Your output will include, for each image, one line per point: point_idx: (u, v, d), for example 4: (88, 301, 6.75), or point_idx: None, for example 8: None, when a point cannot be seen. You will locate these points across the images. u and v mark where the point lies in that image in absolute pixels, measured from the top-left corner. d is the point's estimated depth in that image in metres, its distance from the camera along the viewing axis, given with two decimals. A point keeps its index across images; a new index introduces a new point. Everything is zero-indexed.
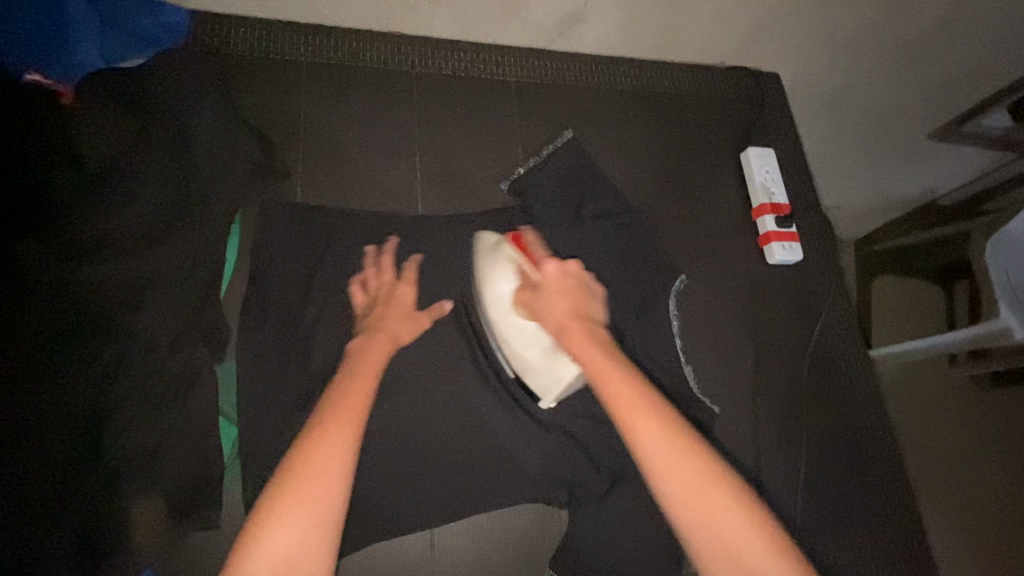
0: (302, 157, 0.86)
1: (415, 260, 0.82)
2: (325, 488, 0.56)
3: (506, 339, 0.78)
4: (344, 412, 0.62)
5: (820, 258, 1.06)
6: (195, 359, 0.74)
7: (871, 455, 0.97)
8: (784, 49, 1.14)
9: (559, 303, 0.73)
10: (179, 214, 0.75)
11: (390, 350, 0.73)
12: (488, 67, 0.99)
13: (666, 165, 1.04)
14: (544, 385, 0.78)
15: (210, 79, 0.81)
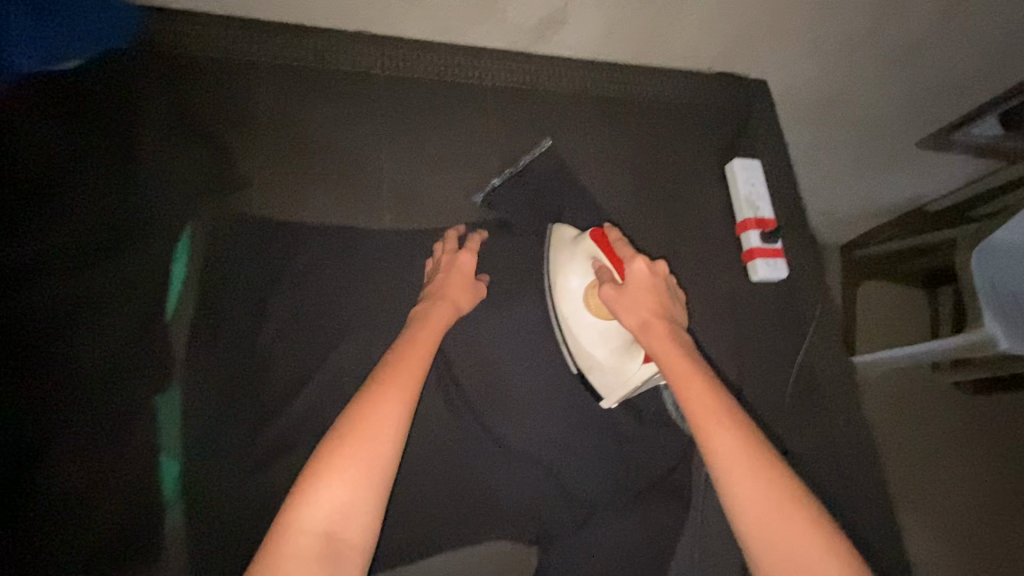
0: (258, 167, 0.80)
1: (481, 233, 0.84)
2: (369, 454, 0.59)
3: (577, 334, 0.80)
4: (396, 378, 0.64)
5: (807, 275, 1.03)
6: (136, 388, 0.68)
7: (856, 481, 0.93)
8: (774, 56, 1.10)
9: (646, 302, 0.74)
10: (129, 227, 0.73)
11: (452, 315, 0.75)
12: (464, 70, 0.94)
13: (648, 176, 1.00)
14: (609, 383, 0.79)
15: (162, 88, 0.79)
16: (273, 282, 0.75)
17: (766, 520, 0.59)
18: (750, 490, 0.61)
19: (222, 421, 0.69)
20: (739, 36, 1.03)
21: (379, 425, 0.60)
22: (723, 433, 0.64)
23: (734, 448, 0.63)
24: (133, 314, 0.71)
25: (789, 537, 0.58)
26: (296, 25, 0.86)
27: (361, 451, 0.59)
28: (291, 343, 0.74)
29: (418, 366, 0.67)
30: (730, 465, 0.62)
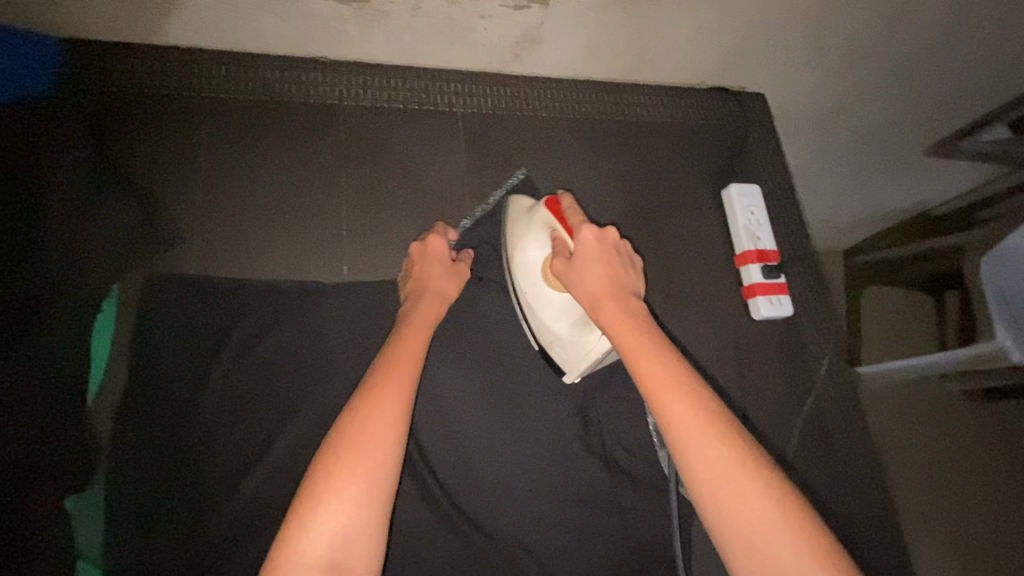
0: (198, 216, 0.71)
1: (442, 225, 0.75)
2: (370, 461, 0.51)
3: (536, 309, 0.71)
4: (392, 374, 0.57)
5: (812, 310, 0.94)
6: (42, 496, 0.58)
7: (873, 539, 0.85)
8: (771, 70, 1.01)
9: (595, 274, 0.62)
10: (32, 301, 0.62)
11: (439, 313, 0.67)
12: (429, 97, 0.85)
13: (636, 207, 0.92)
14: (569, 358, 0.72)
15: (80, 133, 0.69)
16: (214, 350, 0.66)
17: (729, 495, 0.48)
18: (717, 473, 0.48)
19: (152, 515, 0.61)
20: (733, 50, 0.94)
21: (378, 430, 0.52)
22: (680, 405, 0.51)
23: (695, 424, 0.50)
24: (34, 392, 0.60)
25: (758, 534, 0.47)
26: (243, 54, 0.78)
27: (369, 456, 0.51)
28: (235, 421, 0.65)
29: (416, 363, 0.60)
30: (688, 440, 0.50)
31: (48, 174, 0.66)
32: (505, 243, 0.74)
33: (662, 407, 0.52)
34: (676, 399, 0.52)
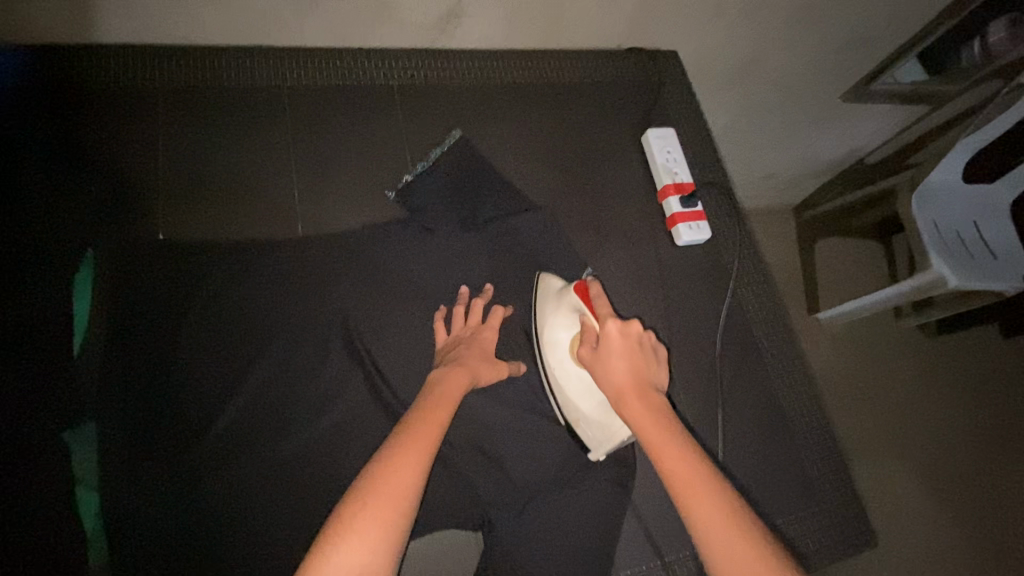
0: (164, 187, 0.80)
1: (502, 310, 0.83)
2: (392, 505, 0.55)
3: (564, 387, 0.78)
4: (418, 438, 0.61)
5: (730, 235, 1.05)
6: (45, 427, 0.67)
7: (794, 425, 0.98)
8: (681, 27, 1.10)
9: (618, 367, 0.70)
10: (22, 265, 0.72)
11: (467, 386, 0.72)
12: (366, 73, 0.93)
13: (566, 157, 1.01)
14: (596, 437, 0.76)
15: (50, 125, 0.78)
16: (187, 300, 0.75)
17: (745, 570, 0.55)
18: (733, 557, 0.55)
19: (139, 443, 0.69)
20: (643, 10, 1.04)
21: (399, 482, 0.56)
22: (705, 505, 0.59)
23: (716, 518, 0.58)
24: (30, 337, 0.70)
25: None
26: (187, 45, 0.85)
27: (385, 503, 0.54)
28: (214, 362, 0.74)
29: (437, 430, 0.63)
30: (707, 529, 0.58)
31: (26, 162, 0.76)
32: (537, 322, 0.82)
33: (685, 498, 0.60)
34: (697, 493, 0.60)
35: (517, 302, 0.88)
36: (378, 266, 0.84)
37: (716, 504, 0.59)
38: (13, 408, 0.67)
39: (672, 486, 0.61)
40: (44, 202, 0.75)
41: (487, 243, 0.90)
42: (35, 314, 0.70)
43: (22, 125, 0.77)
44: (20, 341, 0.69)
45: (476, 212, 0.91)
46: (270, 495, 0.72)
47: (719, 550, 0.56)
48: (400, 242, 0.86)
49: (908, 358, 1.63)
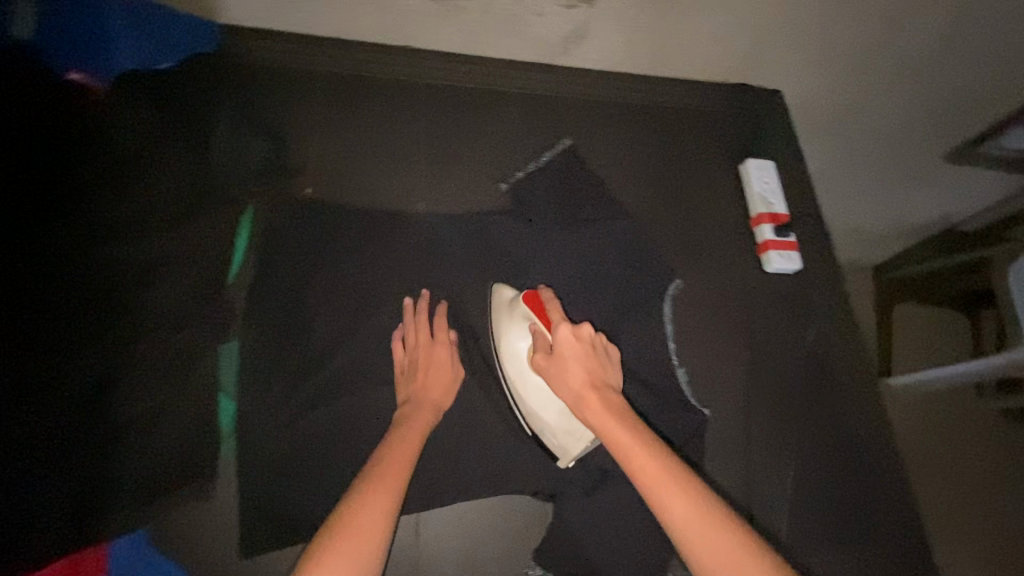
0: (310, 154, 0.90)
1: (444, 306, 0.86)
2: (360, 544, 0.62)
3: (525, 396, 0.81)
4: (383, 478, 0.68)
5: (820, 270, 1.06)
6: (198, 337, 0.77)
7: (869, 468, 0.96)
8: (789, 68, 1.15)
9: (574, 372, 0.76)
10: (197, 200, 0.83)
11: (433, 418, 0.77)
12: (493, 78, 1.02)
13: (665, 175, 1.06)
14: (562, 443, 0.79)
15: (232, 89, 0.90)
16: (317, 255, 0.84)
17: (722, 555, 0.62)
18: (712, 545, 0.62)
19: (267, 370, 0.78)
20: (754, 48, 1.10)
21: (365, 525, 0.64)
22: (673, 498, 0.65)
23: (688, 512, 0.64)
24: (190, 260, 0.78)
25: None
26: (348, 40, 0.97)
27: (355, 546, 0.62)
28: (335, 309, 0.82)
29: (405, 466, 0.70)
30: (689, 534, 0.63)
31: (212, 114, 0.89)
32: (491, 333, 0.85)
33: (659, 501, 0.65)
34: (675, 501, 0.64)
35: (602, 301, 0.94)
36: (482, 249, 0.91)
37: (681, 498, 0.65)
38: (173, 320, 0.76)
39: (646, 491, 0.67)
40: (222, 153, 0.87)
41: (584, 241, 0.95)
42: (169, 285, 0.77)
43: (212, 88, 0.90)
44: (152, 311, 0.75)
45: (576, 212, 0.97)
46: (368, 435, 0.79)
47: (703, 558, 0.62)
48: (505, 230, 0.93)
49: (991, 435, 1.54)
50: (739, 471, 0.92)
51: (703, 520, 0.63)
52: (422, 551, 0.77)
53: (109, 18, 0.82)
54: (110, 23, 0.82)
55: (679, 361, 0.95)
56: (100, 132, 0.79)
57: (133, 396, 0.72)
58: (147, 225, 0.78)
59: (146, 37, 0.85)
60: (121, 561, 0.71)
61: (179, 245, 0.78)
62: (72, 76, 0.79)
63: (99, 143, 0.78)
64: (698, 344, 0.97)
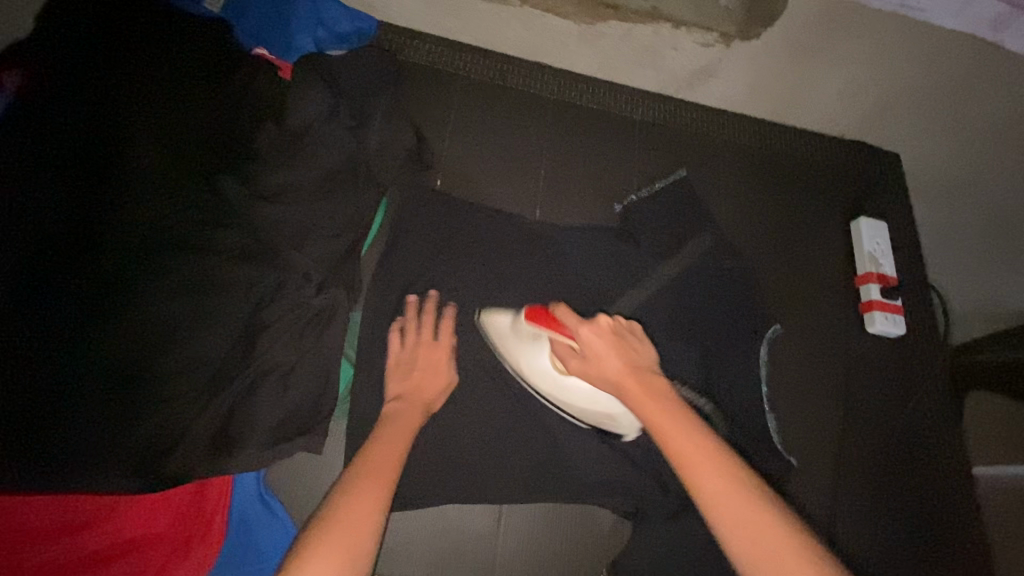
0: (444, 150, 0.96)
1: (450, 311, 0.82)
2: (351, 536, 0.57)
3: (570, 397, 0.77)
4: (375, 470, 0.64)
5: (920, 337, 1.04)
6: (336, 301, 0.79)
7: (952, 546, 0.93)
8: (908, 132, 1.15)
9: (611, 367, 0.64)
10: (349, 172, 0.84)
11: (423, 416, 0.74)
12: (618, 103, 1.07)
13: (773, 220, 1.07)
14: (623, 424, 0.77)
15: (382, 68, 0.90)
16: (441, 243, 0.89)
17: (773, 545, 0.50)
18: (754, 526, 0.51)
19: (381, 343, 0.81)
20: (878, 108, 1.11)
21: (356, 526, 0.58)
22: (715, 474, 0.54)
23: (729, 485, 0.54)
24: (340, 230, 0.81)
25: None
26: (490, 50, 1.03)
27: (344, 541, 0.56)
28: (451, 298, 0.86)
29: (398, 456, 0.67)
30: (728, 511, 0.52)
31: (364, 86, 0.88)
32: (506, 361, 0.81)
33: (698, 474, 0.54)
34: (744, 509, 0.52)
35: (700, 333, 0.94)
36: (590, 263, 0.94)
37: (720, 470, 0.54)
38: (316, 282, 0.78)
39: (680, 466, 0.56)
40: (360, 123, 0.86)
41: (690, 270, 0.97)
42: (310, 253, 0.78)
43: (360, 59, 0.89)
44: (291, 276, 0.77)
45: (686, 241, 0.98)
46: (465, 423, 0.81)
47: (750, 544, 0.51)
48: (612, 248, 0.96)
49: None
50: (820, 527, 0.90)
51: (778, 537, 0.51)
52: (501, 540, 0.80)
53: (294, 9, 0.93)
54: (293, 13, 0.93)
55: (769, 405, 0.94)
56: (275, 100, 0.85)
57: (272, 346, 0.75)
58: (299, 192, 0.80)
59: (319, 26, 0.94)
60: (242, 490, 0.73)
61: (328, 212, 0.81)
62: (256, 53, 0.87)
63: (274, 111, 0.84)
64: (788, 391, 0.97)
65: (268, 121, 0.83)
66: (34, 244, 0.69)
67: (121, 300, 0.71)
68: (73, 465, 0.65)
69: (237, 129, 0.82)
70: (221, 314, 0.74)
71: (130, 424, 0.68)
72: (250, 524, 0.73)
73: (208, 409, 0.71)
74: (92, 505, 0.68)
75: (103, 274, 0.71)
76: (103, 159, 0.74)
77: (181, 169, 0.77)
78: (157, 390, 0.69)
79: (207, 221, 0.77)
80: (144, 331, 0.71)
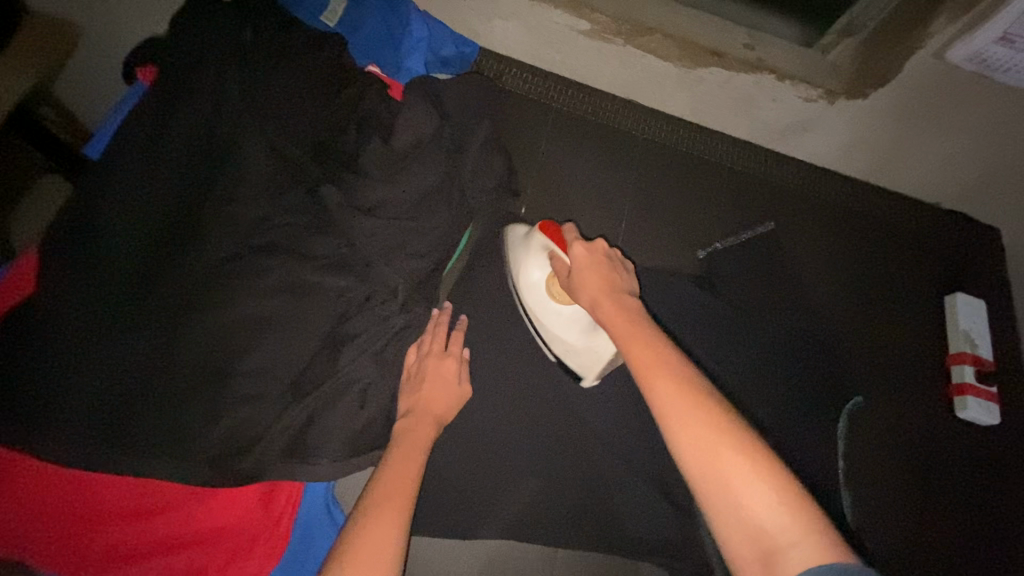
0: (534, 180, 1.00)
1: (461, 325, 0.84)
2: (373, 558, 0.59)
3: (547, 324, 0.78)
4: (392, 493, 0.65)
5: (1016, 429, 0.96)
6: (419, 317, 0.81)
7: None
8: (1019, 209, 1.07)
9: (592, 278, 0.63)
10: (442, 190, 0.84)
11: (433, 432, 0.75)
12: (704, 149, 1.08)
13: (858, 282, 1.03)
14: (584, 365, 0.79)
15: (484, 96, 0.92)
16: None
17: (708, 457, 0.47)
18: (696, 434, 0.48)
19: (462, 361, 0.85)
20: (989, 181, 1.05)
21: (378, 548, 0.59)
22: (667, 384, 0.51)
23: (679, 396, 0.50)
24: (432, 250, 0.83)
25: (735, 502, 0.46)
26: (585, 86, 1.08)
27: (368, 564, 0.58)
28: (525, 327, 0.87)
29: (412, 476, 0.68)
30: (676, 419, 0.49)
31: (462, 111, 0.90)
32: (512, 270, 0.83)
33: (649, 383, 0.52)
34: (689, 423, 0.48)
35: (780, 395, 0.89)
36: (671, 307, 0.91)
37: (673, 380, 0.51)
38: (402, 298, 0.80)
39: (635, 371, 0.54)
40: (459, 146, 0.88)
41: (771, 326, 0.93)
42: (397, 268, 0.79)
43: (463, 80, 0.91)
44: (378, 289, 0.79)
45: (769, 297, 0.96)
46: (527, 453, 0.81)
47: (687, 452, 0.48)
48: (691, 292, 0.93)
49: None
50: None
51: (722, 455, 0.47)
52: None
53: (407, 30, 0.95)
54: (405, 34, 0.95)
55: (844, 479, 0.89)
56: (378, 116, 0.86)
57: (352, 356, 0.76)
58: (394, 206, 0.81)
59: (427, 49, 0.97)
60: (311, 499, 0.75)
61: (417, 230, 0.81)
62: (370, 71, 0.90)
63: (381, 124, 0.85)
64: (864, 469, 0.91)
65: (372, 135, 0.84)
66: (150, 237, 0.75)
67: (220, 294, 0.73)
68: (160, 449, 0.67)
69: (341, 141, 0.84)
70: (307, 319, 0.75)
71: (214, 420, 0.69)
72: (313, 532, 0.74)
73: (286, 413, 0.72)
74: (168, 495, 0.69)
75: (208, 268, 0.74)
76: (218, 160, 0.79)
77: (287, 176, 0.80)
78: (238, 388, 0.71)
79: (305, 227, 0.80)
80: (236, 328, 0.73)
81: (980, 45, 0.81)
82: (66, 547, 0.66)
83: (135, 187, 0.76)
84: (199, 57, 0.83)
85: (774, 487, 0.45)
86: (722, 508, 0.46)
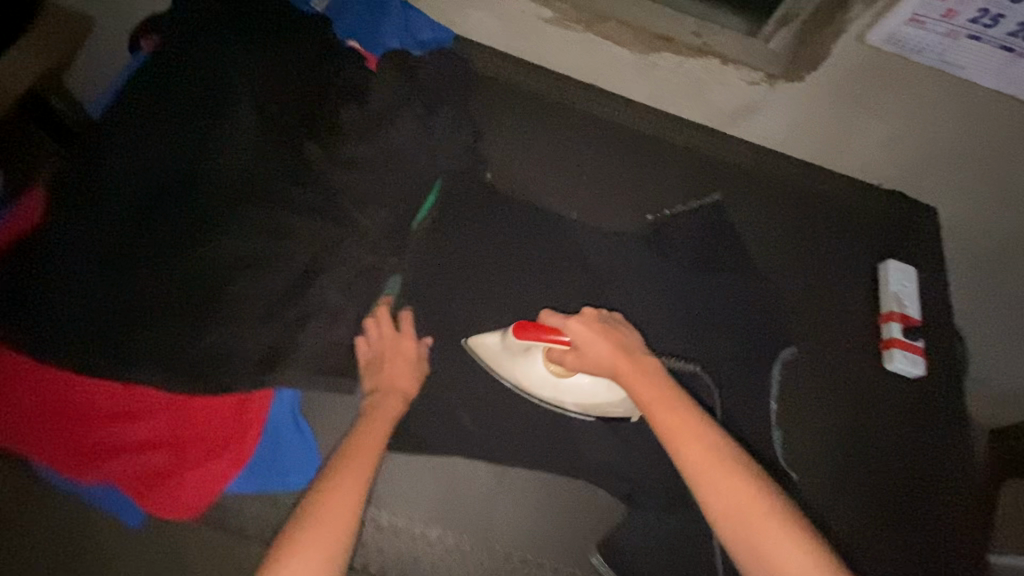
0: (498, 149, 1.07)
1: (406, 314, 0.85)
2: (328, 534, 0.67)
3: (576, 399, 0.84)
4: (353, 465, 0.72)
5: (941, 382, 1.04)
6: (385, 260, 0.88)
7: None
8: (946, 188, 1.18)
9: (603, 351, 0.75)
10: (413, 151, 0.94)
11: (400, 407, 0.79)
12: (661, 126, 1.16)
13: (799, 251, 1.11)
14: (625, 408, 0.85)
15: (455, 73, 1.04)
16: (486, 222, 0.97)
17: (733, 504, 0.65)
18: (720, 484, 0.66)
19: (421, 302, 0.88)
20: (920, 164, 1.15)
21: (337, 524, 0.68)
22: (693, 446, 0.68)
23: (704, 455, 0.68)
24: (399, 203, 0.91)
25: (754, 534, 0.64)
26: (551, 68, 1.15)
27: (327, 541, 0.66)
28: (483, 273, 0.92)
29: (373, 451, 0.74)
30: (704, 475, 0.67)
31: (433, 83, 1.00)
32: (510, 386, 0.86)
33: (680, 447, 0.68)
34: (713, 476, 0.67)
35: (716, 344, 0.98)
36: (620, 264, 1.00)
37: (698, 441, 0.69)
38: (371, 242, 0.88)
39: (667, 436, 0.70)
40: (428, 111, 0.96)
41: (712, 285, 1.02)
42: (371, 217, 0.89)
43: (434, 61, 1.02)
44: (350, 234, 0.88)
45: (713, 259, 1.04)
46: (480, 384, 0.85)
47: (714, 500, 0.66)
48: (635, 253, 1.02)
49: None
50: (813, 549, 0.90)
51: (743, 500, 0.65)
52: (495, 501, 0.82)
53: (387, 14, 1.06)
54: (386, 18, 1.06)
55: (778, 422, 0.96)
56: (357, 84, 0.96)
57: (323, 291, 0.84)
58: (368, 163, 0.91)
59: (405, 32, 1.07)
60: (279, 407, 0.79)
61: (388, 185, 0.91)
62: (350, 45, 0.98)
63: (359, 91, 0.95)
64: (798, 417, 0.97)
65: (350, 102, 0.94)
66: (148, 180, 0.85)
67: (209, 231, 0.82)
68: (148, 360, 0.76)
69: (322, 106, 0.94)
70: (287, 257, 0.84)
71: (196, 335, 0.78)
72: (279, 434, 0.78)
73: (260, 336, 0.80)
74: (149, 403, 0.77)
75: (199, 209, 0.84)
76: (208, 115, 0.88)
77: (272, 133, 0.90)
78: (221, 311, 0.80)
79: (285, 178, 0.88)
80: (222, 260, 0.82)
81: (894, 27, 0.91)
82: (59, 442, 0.74)
83: (138, 139, 0.86)
84: (197, 30, 0.93)
85: (777, 523, 0.64)
86: (745, 538, 0.64)
